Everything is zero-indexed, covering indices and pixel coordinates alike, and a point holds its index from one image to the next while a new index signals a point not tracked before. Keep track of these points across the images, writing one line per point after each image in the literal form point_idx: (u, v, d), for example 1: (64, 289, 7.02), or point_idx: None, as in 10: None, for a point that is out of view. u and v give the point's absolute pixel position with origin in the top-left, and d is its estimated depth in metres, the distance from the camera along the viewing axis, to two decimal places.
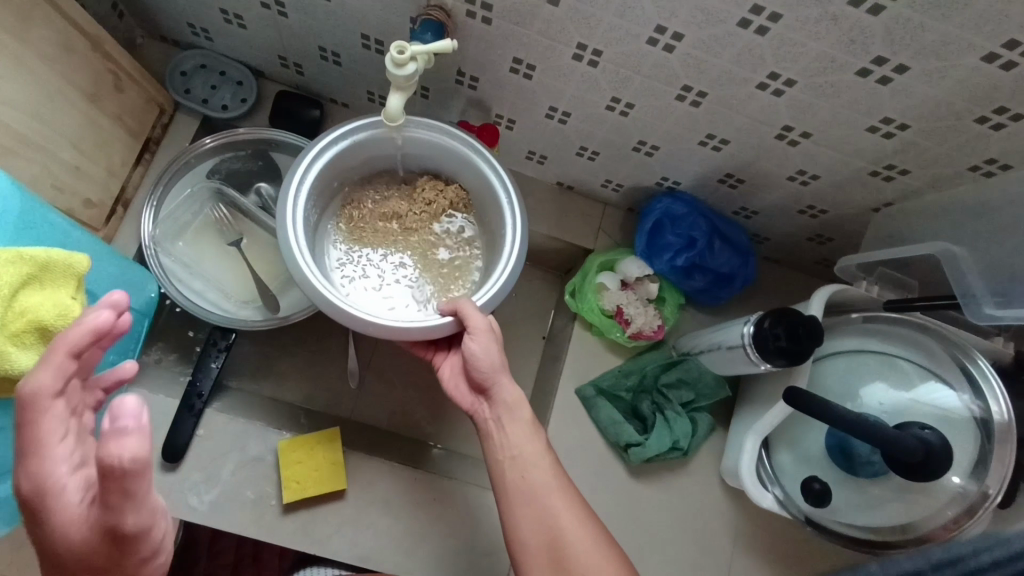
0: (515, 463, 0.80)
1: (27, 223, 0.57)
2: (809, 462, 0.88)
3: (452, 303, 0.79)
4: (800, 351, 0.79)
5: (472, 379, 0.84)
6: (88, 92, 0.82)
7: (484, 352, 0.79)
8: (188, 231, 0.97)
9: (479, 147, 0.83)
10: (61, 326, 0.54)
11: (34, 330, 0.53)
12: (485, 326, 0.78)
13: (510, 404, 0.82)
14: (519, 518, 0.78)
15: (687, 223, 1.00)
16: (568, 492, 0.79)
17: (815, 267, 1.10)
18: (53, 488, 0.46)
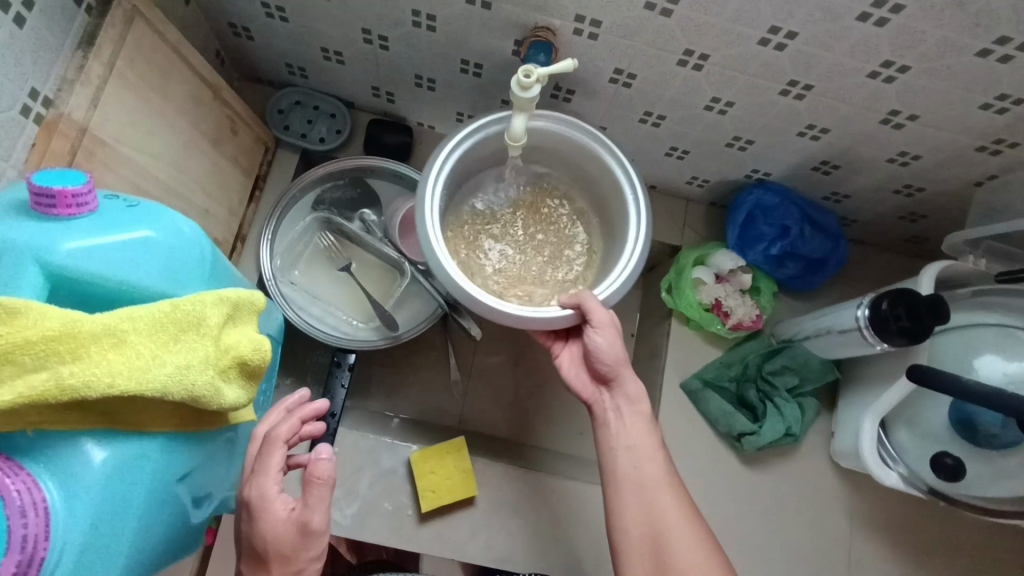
0: (628, 453, 0.83)
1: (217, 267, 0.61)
2: (933, 438, 0.88)
3: (574, 294, 0.80)
4: (923, 330, 0.80)
5: (596, 369, 0.87)
6: (213, 137, 0.87)
7: (608, 343, 0.82)
8: (302, 260, 1.01)
9: (610, 143, 0.83)
10: (258, 360, 0.57)
11: (237, 366, 0.57)
12: (609, 317, 0.80)
13: (633, 396, 0.86)
14: (625, 503, 0.81)
15: (780, 212, 1.01)
16: (679, 494, 0.81)
17: (903, 244, 1.11)
18: (268, 498, 0.62)
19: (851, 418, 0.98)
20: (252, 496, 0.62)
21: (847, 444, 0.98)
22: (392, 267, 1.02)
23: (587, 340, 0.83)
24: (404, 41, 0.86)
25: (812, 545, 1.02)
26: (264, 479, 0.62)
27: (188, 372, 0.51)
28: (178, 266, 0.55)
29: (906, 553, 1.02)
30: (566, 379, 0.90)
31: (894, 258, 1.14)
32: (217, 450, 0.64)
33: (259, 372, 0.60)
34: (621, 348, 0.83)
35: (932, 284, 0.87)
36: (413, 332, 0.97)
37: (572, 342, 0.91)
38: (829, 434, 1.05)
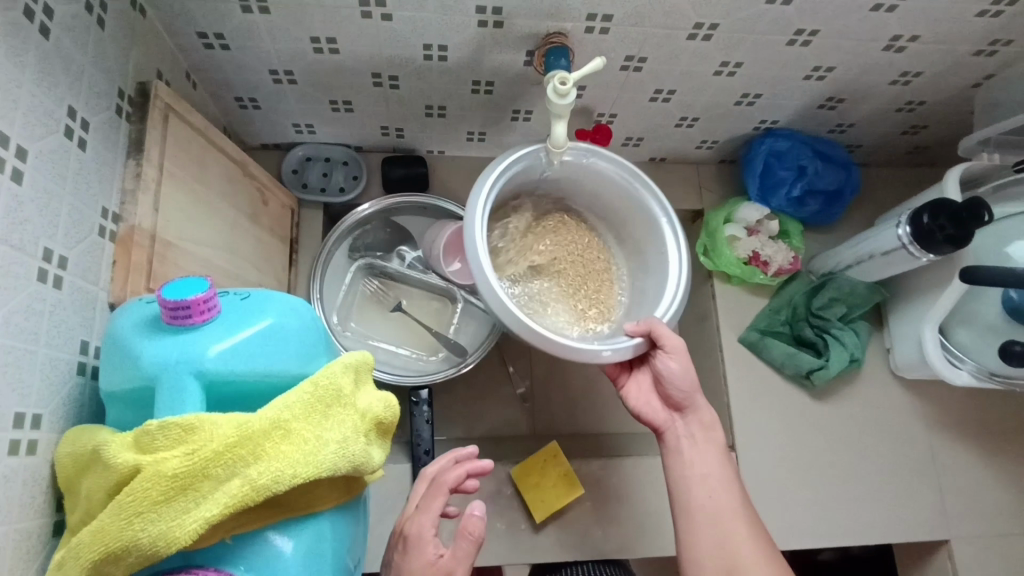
0: (701, 483, 0.85)
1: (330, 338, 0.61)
2: (993, 331, 0.92)
3: (643, 321, 0.82)
4: (968, 234, 0.83)
5: (669, 399, 0.89)
6: (250, 213, 0.87)
7: (676, 373, 0.84)
8: (354, 309, 1.02)
9: (648, 180, 0.85)
10: (392, 415, 0.56)
11: (377, 427, 0.57)
12: (680, 346, 0.82)
13: (708, 424, 0.88)
14: (699, 538, 0.82)
15: (794, 155, 1.05)
16: (752, 523, 0.83)
17: (907, 157, 1.16)
18: (422, 534, 0.66)
19: (908, 330, 1.03)
20: (411, 533, 0.67)
21: (910, 357, 1.03)
22: (441, 295, 1.03)
23: (659, 368, 0.85)
24: (415, 76, 0.87)
25: (897, 457, 1.07)
26: (424, 517, 0.67)
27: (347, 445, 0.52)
28: (304, 344, 0.55)
29: (982, 442, 1.08)
30: (635, 409, 0.91)
31: (900, 172, 1.19)
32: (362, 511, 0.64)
33: (393, 428, 0.60)
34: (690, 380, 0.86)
35: (958, 187, 0.92)
36: (475, 361, 0.96)
37: (639, 371, 0.92)
38: (885, 350, 1.10)
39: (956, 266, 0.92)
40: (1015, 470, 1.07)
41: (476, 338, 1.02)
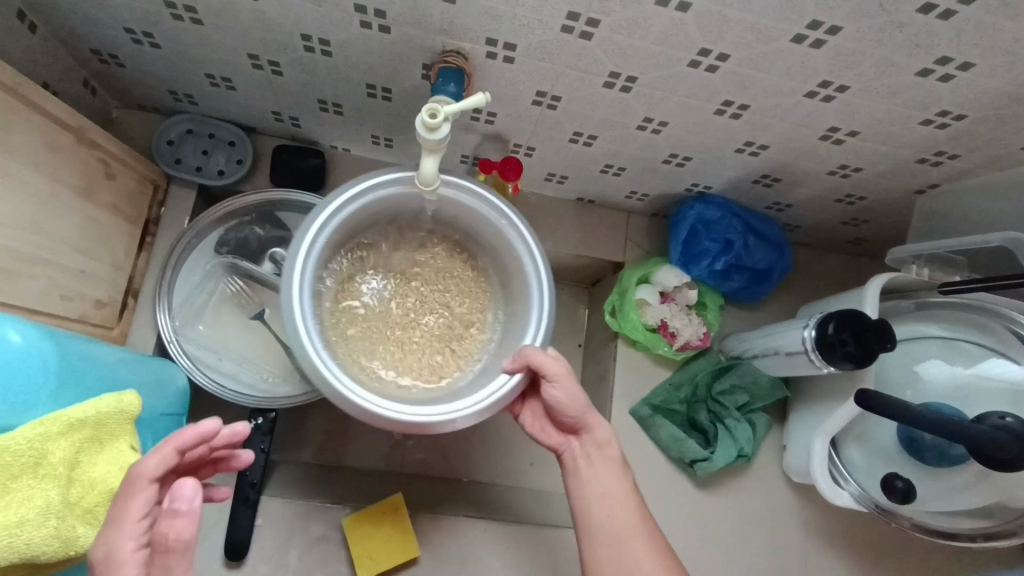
0: (601, 502, 0.76)
1: (68, 377, 0.54)
2: (882, 458, 0.86)
3: (518, 354, 0.71)
4: (870, 355, 0.77)
5: (562, 421, 0.79)
6: (83, 188, 0.76)
7: (564, 388, 0.73)
8: (208, 312, 0.91)
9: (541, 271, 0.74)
10: None
11: (105, 500, 0.52)
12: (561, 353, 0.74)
13: (602, 442, 0.78)
14: (601, 563, 0.73)
15: (723, 226, 0.96)
16: (653, 533, 0.75)
17: (847, 246, 1.08)
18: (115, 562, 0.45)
19: (802, 436, 0.96)
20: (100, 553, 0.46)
21: (799, 463, 0.96)
22: None
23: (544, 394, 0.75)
24: (299, 67, 0.76)
25: (772, 567, 0.99)
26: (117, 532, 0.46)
27: (22, 531, 0.45)
28: (19, 392, 0.49)
29: (863, 563, 1.01)
30: (532, 437, 0.82)
31: (838, 259, 1.11)
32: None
33: None
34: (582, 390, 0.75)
35: (877, 304, 0.85)
36: (339, 384, 0.87)
37: (531, 396, 0.83)
38: (782, 448, 1.03)
39: (857, 384, 0.85)
40: None
41: None
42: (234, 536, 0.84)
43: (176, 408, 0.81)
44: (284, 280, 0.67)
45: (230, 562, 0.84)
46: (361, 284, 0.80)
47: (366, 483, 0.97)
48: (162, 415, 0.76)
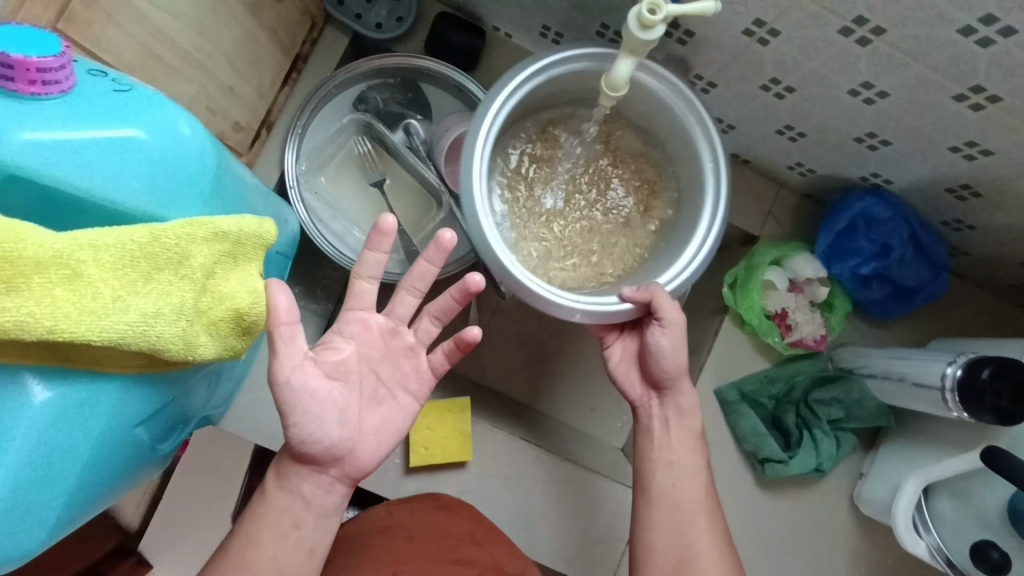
0: (667, 469, 0.74)
1: (216, 189, 0.54)
2: (980, 522, 0.80)
3: (644, 287, 0.68)
4: (1020, 414, 0.69)
5: (648, 372, 0.74)
6: (250, 0, 0.73)
7: (667, 336, 0.69)
8: (332, 166, 0.89)
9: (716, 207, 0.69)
10: (257, 315, 0.51)
11: (230, 318, 0.50)
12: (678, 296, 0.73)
13: (685, 410, 0.75)
14: (655, 530, 0.72)
15: (887, 229, 0.86)
16: (716, 521, 0.73)
17: (1008, 291, 0.96)
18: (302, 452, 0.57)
19: (893, 472, 0.89)
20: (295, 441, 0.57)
21: (880, 498, 0.89)
22: (429, 193, 0.90)
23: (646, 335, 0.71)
24: None
25: None
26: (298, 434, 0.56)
27: (156, 322, 0.45)
28: (166, 187, 0.49)
29: None
30: (613, 376, 0.77)
31: (990, 302, 0.99)
32: (195, 387, 0.61)
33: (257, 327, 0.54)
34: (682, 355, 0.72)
35: None
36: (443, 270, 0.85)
37: (628, 334, 0.77)
38: (859, 475, 0.96)
39: (984, 441, 0.76)
40: None
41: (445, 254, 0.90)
42: None
43: (283, 253, 0.80)
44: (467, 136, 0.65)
45: None
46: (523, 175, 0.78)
47: (435, 376, 0.97)
48: (274, 253, 0.75)
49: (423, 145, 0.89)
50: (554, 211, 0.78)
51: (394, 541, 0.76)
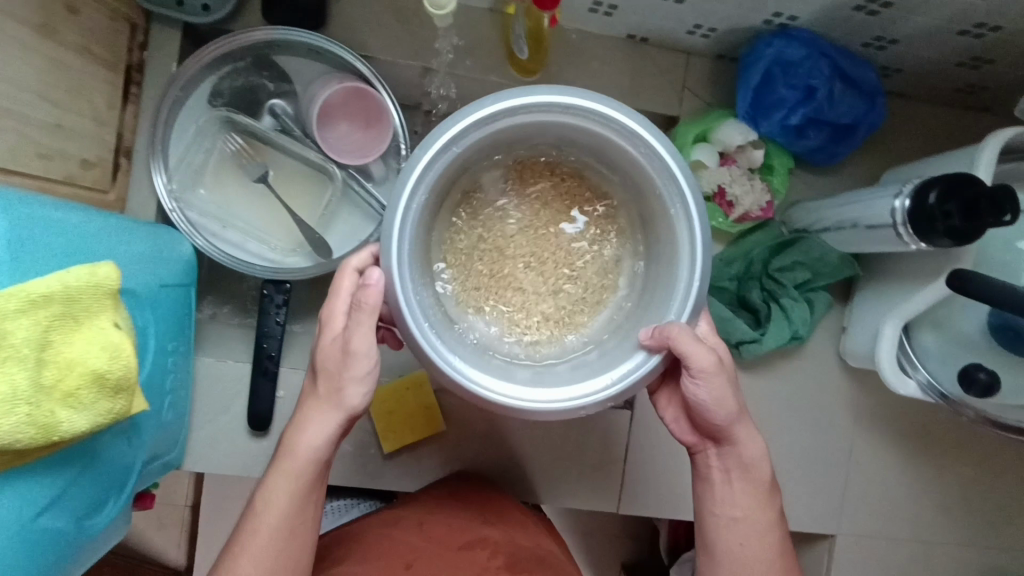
0: (730, 526, 0.65)
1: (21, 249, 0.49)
2: (961, 345, 0.76)
3: (659, 331, 0.60)
4: (976, 230, 0.64)
5: (700, 424, 0.66)
6: (39, 24, 0.61)
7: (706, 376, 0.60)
8: (207, 174, 0.82)
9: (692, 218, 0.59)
10: (118, 370, 0.48)
11: (90, 382, 0.47)
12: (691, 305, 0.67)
13: (749, 463, 0.65)
14: None
15: (806, 69, 0.80)
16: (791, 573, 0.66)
17: (954, 95, 0.89)
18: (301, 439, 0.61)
19: (869, 318, 0.85)
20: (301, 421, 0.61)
21: (862, 348, 0.86)
22: (318, 173, 0.85)
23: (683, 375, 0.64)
24: None
25: (814, 450, 0.94)
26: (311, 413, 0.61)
27: None
28: None
29: (911, 449, 0.95)
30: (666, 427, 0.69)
31: (938, 113, 0.93)
32: (110, 450, 0.59)
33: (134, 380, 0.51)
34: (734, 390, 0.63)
35: (991, 168, 0.69)
36: (353, 253, 0.81)
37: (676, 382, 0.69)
38: (840, 330, 0.93)
39: (949, 266, 0.72)
40: (938, 485, 0.96)
41: (355, 232, 0.85)
42: (257, 407, 0.84)
43: (181, 284, 0.75)
44: (385, 217, 0.57)
45: None
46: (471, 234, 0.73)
47: None
48: (162, 288, 0.70)
49: (293, 122, 0.83)
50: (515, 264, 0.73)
51: (401, 532, 0.74)
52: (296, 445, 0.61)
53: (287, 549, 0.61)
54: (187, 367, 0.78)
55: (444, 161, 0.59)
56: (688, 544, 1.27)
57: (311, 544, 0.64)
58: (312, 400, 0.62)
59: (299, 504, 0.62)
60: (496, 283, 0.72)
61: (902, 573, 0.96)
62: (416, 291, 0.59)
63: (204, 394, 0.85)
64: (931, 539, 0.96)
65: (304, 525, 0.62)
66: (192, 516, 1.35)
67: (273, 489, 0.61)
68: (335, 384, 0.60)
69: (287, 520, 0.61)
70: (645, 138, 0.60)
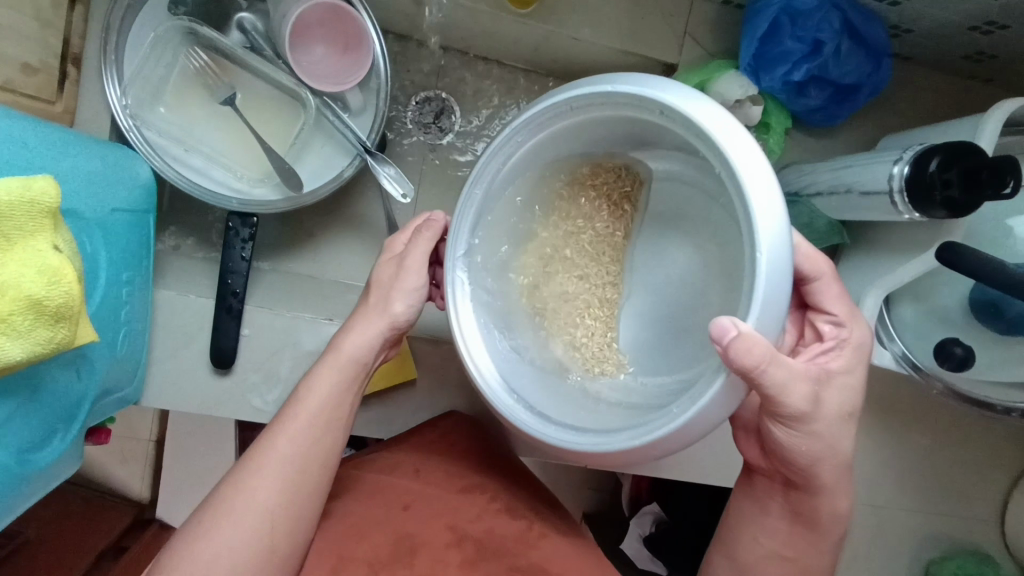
0: (767, 555, 0.64)
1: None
2: (940, 320, 0.76)
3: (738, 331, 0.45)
4: (974, 203, 0.62)
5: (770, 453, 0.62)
6: None
7: (792, 377, 0.50)
8: (168, 92, 0.76)
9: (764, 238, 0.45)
10: (56, 296, 0.44)
11: (26, 309, 0.43)
12: (828, 271, 0.60)
13: (803, 508, 0.63)
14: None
15: (816, 20, 0.76)
16: None
17: (958, 62, 0.86)
18: (343, 356, 0.63)
19: (853, 286, 0.84)
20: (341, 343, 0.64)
21: None
22: (291, 99, 0.80)
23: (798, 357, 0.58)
24: None
25: None
26: (354, 331, 0.64)
27: None
28: None
29: (875, 417, 0.97)
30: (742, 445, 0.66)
31: (938, 81, 0.90)
32: (55, 381, 0.56)
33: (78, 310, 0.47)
34: (845, 402, 0.57)
35: (994, 139, 0.67)
36: (327, 188, 0.76)
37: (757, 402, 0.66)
38: None
39: (939, 238, 0.71)
40: (898, 453, 0.98)
41: (329, 166, 0.80)
42: (219, 344, 0.77)
43: (137, 209, 0.69)
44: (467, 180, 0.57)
45: (216, 371, 0.78)
46: (538, 247, 0.63)
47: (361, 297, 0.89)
48: (114, 212, 0.65)
49: (264, 40, 0.77)
50: (574, 287, 0.63)
51: (385, 474, 0.73)
52: (342, 346, 0.63)
53: (319, 441, 0.61)
54: (146, 298, 0.73)
55: (540, 133, 0.56)
56: (650, 497, 1.29)
57: (345, 439, 0.64)
58: (363, 310, 0.65)
59: (340, 399, 0.63)
60: (550, 306, 0.62)
61: (860, 537, 0.98)
62: (483, 330, 0.58)
63: (161, 327, 0.77)
64: (885, 503, 0.99)
65: (340, 421, 0.63)
66: (156, 450, 1.33)
67: (315, 383, 0.62)
68: (384, 295, 0.64)
69: (326, 412, 0.62)
70: (672, 103, 0.49)
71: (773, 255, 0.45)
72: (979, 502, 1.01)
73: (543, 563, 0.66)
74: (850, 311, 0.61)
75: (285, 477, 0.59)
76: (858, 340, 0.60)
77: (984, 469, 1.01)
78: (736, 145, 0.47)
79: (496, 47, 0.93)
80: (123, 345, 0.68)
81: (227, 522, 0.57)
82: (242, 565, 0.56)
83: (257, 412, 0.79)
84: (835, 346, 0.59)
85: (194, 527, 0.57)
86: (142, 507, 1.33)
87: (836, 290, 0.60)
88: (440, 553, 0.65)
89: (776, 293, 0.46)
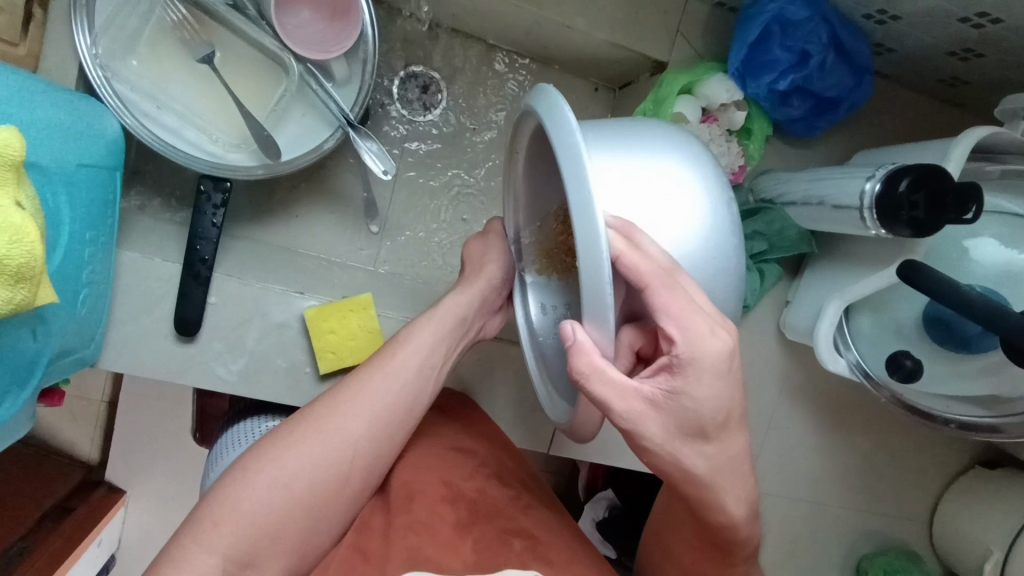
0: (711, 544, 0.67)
1: None
2: (893, 334, 0.80)
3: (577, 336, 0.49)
4: (936, 223, 0.65)
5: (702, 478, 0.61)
6: None
7: (615, 392, 0.50)
8: (142, 45, 0.73)
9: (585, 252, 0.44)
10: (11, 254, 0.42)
11: None
12: (659, 276, 0.49)
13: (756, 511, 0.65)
14: None
15: (805, 32, 0.77)
16: None
17: (934, 86, 0.89)
18: (440, 316, 0.70)
19: (816, 295, 0.87)
20: (442, 307, 0.71)
21: (801, 324, 0.88)
22: (274, 62, 0.77)
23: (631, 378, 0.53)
24: None
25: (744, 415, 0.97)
26: (455, 300, 0.71)
27: None
28: None
29: (825, 419, 1.01)
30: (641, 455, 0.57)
31: (913, 101, 0.93)
32: (10, 343, 0.54)
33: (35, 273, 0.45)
34: (673, 423, 0.53)
35: (960, 165, 0.69)
36: (302, 160, 0.74)
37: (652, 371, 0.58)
38: (784, 302, 0.95)
39: (902, 256, 0.73)
40: (844, 454, 1.03)
41: (306, 135, 0.78)
42: (184, 311, 0.74)
43: (100, 167, 0.66)
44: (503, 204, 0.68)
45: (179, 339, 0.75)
46: None
47: (332, 272, 0.88)
48: (80, 166, 0.62)
49: None
50: None
51: None
52: (444, 306, 0.70)
53: (409, 395, 0.66)
54: (109, 261, 0.70)
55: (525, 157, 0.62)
56: (605, 484, 1.32)
57: (433, 391, 0.69)
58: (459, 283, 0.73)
59: (434, 351, 0.69)
60: None
61: (803, 534, 1.03)
62: (534, 312, 0.69)
63: (122, 290, 0.74)
64: (826, 502, 1.03)
65: (433, 373, 0.68)
66: (107, 411, 1.29)
67: (416, 338, 0.68)
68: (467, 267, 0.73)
69: (423, 361, 0.68)
70: (537, 112, 0.48)
71: (596, 265, 0.44)
72: (909, 505, 1.07)
73: (533, 528, 0.68)
74: (688, 326, 0.50)
75: (376, 416, 0.64)
76: (699, 360, 0.50)
77: (918, 475, 1.06)
78: (571, 145, 0.44)
79: (487, 27, 0.91)
80: (82, 307, 0.65)
81: (317, 439, 0.61)
82: (320, 479, 0.60)
83: (221, 382, 0.78)
84: (673, 366, 0.51)
85: (286, 435, 0.61)
86: (90, 468, 1.29)
87: (678, 299, 0.50)
88: (436, 506, 0.67)
89: (598, 302, 0.45)
